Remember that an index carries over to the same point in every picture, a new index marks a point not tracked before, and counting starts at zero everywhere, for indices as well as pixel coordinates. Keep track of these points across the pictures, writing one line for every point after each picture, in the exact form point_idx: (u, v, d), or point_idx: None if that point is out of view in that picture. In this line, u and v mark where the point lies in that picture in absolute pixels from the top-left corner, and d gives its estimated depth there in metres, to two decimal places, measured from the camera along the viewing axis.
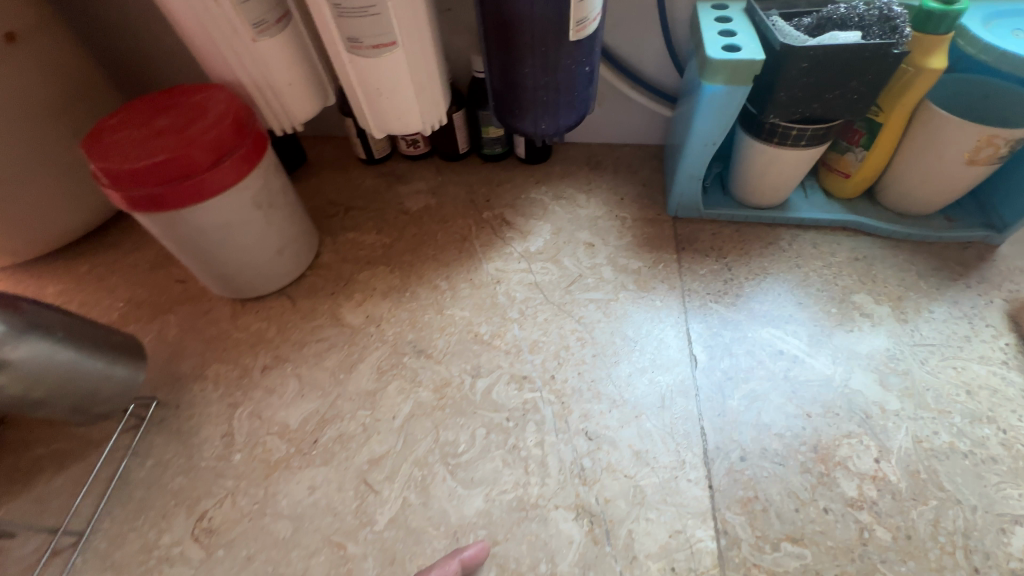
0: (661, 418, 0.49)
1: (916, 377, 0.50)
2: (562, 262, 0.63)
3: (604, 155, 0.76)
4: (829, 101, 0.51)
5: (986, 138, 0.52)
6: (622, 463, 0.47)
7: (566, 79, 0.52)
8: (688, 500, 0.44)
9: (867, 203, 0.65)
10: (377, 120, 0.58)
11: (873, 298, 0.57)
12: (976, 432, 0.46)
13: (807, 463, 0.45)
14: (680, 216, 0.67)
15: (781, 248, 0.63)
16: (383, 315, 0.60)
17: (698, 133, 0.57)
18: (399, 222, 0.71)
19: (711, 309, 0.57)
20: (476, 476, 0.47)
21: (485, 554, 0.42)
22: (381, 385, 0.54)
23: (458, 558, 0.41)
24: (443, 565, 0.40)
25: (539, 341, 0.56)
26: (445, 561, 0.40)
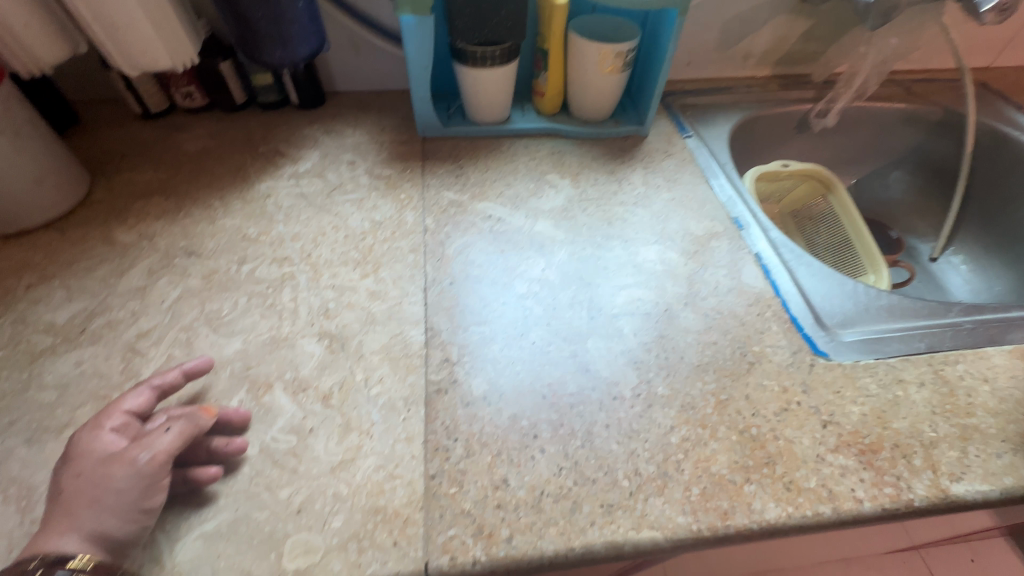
0: (395, 267, 0.63)
1: (578, 219, 0.71)
2: (327, 177, 0.75)
3: (371, 99, 0.90)
4: (493, 27, 0.70)
5: (604, 53, 0.74)
6: (360, 300, 0.60)
7: (285, 13, 0.64)
8: (408, 313, 0.59)
9: (564, 116, 0.86)
10: (124, 57, 0.65)
11: (559, 175, 0.77)
12: (608, 244, 0.67)
13: (496, 277, 0.63)
14: (428, 136, 0.82)
15: (502, 151, 0.81)
16: (155, 232, 0.67)
17: (412, 60, 0.73)
18: (176, 161, 0.77)
19: (443, 195, 0.73)
20: (236, 328, 0.57)
21: (209, 363, 0.50)
22: (151, 281, 0.61)
23: (180, 369, 0.49)
24: (162, 375, 0.48)
25: (300, 232, 0.67)
26: (165, 372, 0.48)
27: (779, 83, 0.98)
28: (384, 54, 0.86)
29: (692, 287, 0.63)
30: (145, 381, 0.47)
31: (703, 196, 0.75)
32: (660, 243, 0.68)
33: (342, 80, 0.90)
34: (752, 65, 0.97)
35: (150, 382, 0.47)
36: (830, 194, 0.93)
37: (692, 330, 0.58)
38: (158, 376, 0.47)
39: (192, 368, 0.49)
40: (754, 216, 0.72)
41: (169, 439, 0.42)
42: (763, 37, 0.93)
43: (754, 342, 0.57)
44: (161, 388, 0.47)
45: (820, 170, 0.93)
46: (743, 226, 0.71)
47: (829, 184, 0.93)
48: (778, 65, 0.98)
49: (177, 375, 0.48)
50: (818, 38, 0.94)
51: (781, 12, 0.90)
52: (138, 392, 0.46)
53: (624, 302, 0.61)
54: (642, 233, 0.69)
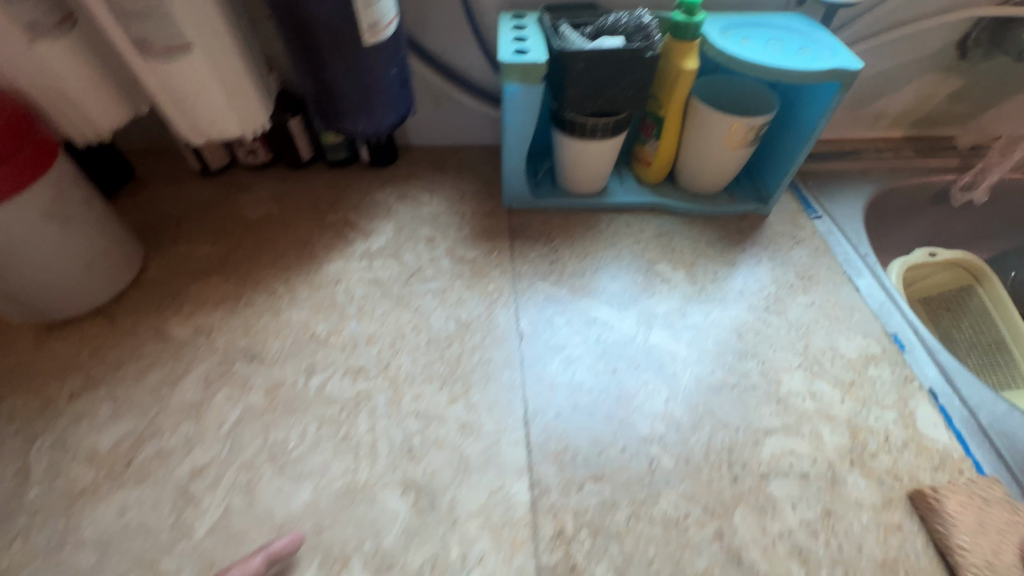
0: (488, 390, 0.53)
1: (701, 328, 0.59)
2: (403, 258, 0.66)
3: (447, 156, 0.80)
4: (611, 98, 0.59)
5: (736, 126, 0.63)
6: (449, 437, 0.50)
7: (375, 82, 0.54)
8: (508, 460, 0.48)
9: (669, 186, 0.75)
10: (190, 126, 0.57)
11: (671, 266, 0.66)
12: (741, 366, 0.56)
13: (611, 411, 0.52)
14: (515, 207, 0.72)
15: (600, 230, 0.70)
16: (213, 325, 0.58)
17: (510, 130, 0.62)
18: (236, 231, 0.69)
19: (538, 288, 0.63)
20: (305, 470, 0.47)
21: (294, 545, 0.42)
22: (209, 394, 0.52)
23: (262, 554, 0.41)
24: (242, 567, 0.40)
25: (376, 334, 0.58)
26: (246, 561, 0.41)
27: (917, 148, 0.84)
28: (466, 108, 0.76)
29: (857, 437, 0.50)
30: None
31: (850, 301, 0.62)
32: (806, 369, 0.55)
33: (417, 134, 0.80)
34: (885, 126, 0.84)
35: None
36: (981, 285, 0.80)
37: (867, 505, 0.46)
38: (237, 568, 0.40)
39: (276, 552, 0.41)
40: (918, 332, 0.59)
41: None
42: (905, 96, 0.80)
43: None
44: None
45: (971, 257, 0.82)
46: (906, 347, 0.58)
47: (980, 274, 0.81)
48: (917, 126, 0.84)
49: (258, 566, 0.40)
50: (970, 99, 0.80)
51: (933, 70, 0.76)
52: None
53: (774, 456, 0.49)
54: (782, 352, 0.57)
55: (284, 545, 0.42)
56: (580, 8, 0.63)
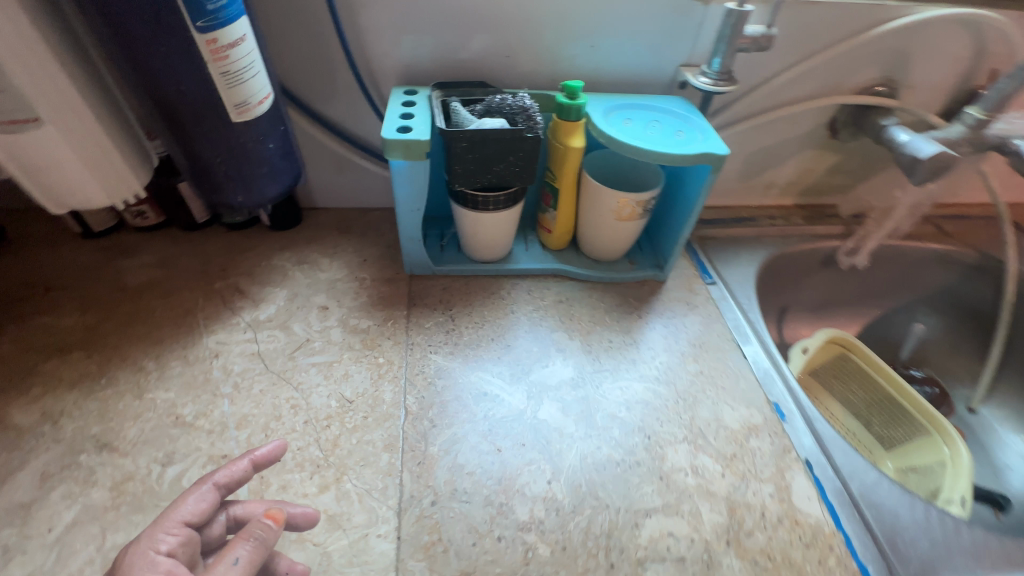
0: (363, 475, 0.50)
1: (591, 400, 0.59)
2: (291, 328, 0.63)
3: (354, 219, 0.80)
4: (497, 173, 0.60)
5: (623, 201, 0.65)
6: (313, 532, 0.46)
7: (251, 155, 0.53)
8: (374, 556, 0.45)
9: (572, 252, 0.77)
10: (47, 196, 0.53)
11: (568, 334, 0.66)
12: (627, 441, 0.56)
13: (490, 496, 0.50)
14: (416, 274, 0.71)
15: (501, 297, 0.70)
16: (65, 409, 0.53)
17: (402, 201, 0.62)
18: (111, 299, 0.64)
19: (430, 361, 0.61)
20: None
21: (279, 450, 0.45)
22: (42, 492, 0.47)
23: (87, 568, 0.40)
24: (229, 467, 0.42)
25: (249, 415, 0.54)
26: (232, 464, 0.43)
27: (804, 214, 0.91)
28: (371, 173, 0.77)
29: (734, 515, 0.50)
30: (209, 476, 0.42)
31: (736, 369, 0.64)
32: (690, 442, 0.56)
33: (323, 197, 0.79)
34: (775, 194, 0.90)
35: (214, 480, 0.42)
36: (851, 352, 0.86)
37: None
38: (223, 471, 0.42)
39: None
40: (797, 400, 0.61)
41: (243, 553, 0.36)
42: (788, 169, 0.86)
43: None
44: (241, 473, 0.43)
45: (835, 331, 0.87)
46: (786, 416, 0.60)
47: (848, 343, 0.86)
48: (802, 196, 0.91)
49: (247, 468, 0.43)
50: (845, 172, 0.87)
51: (809, 146, 0.83)
52: (201, 493, 0.41)
53: (652, 538, 0.48)
54: (668, 425, 0.58)
55: (268, 452, 0.45)
56: (471, 86, 0.65)
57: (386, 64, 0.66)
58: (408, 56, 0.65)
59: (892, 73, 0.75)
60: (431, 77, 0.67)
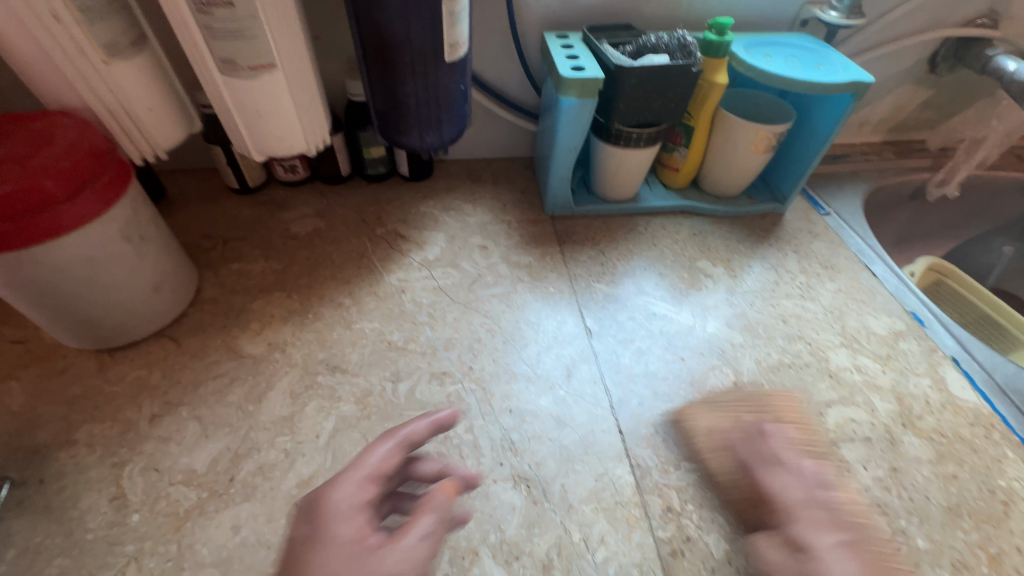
0: (571, 384, 0.56)
1: (749, 316, 0.65)
2: (461, 265, 0.68)
3: (481, 169, 0.83)
4: (656, 109, 0.64)
5: (761, 133, 0.70)
6: (546, 429, 0.52)
7: (445, 96, 0.57)
8: (605, 446, 0.51)
9: (694, 190, 0.81)
10: (256, 143, 0.57)
11: (711, 262, 0.71)
12: (792, 348, 0.61)
13: (688, 395, 0.56)
14: (556, 215, 0.76)
15: (640, 232, 0.75)
16: (287, 340, 0.58)
17: (561, 141, 0.66)
18: (288, 247, 0.69)
19: (596, 289, 0.66)
20: (414, 472, 0.48)
21: (454, 418, 0.42)
22: (298, 407, 0.52)
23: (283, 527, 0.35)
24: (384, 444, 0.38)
25: (452, 339, 0.59)
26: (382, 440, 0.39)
27: (894, 150, 0.95)
28: (501, 122, 0.80)
29: (903, 403, 0.57)
30: (395, 432, 0.40)
31: (870, 285, 0.70)
32: (848, 346, 0.62)
33: (452, 148, 0.83)
34: (867, 131, 0.94)
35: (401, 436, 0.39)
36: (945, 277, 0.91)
37: (925, 459, 0.52)
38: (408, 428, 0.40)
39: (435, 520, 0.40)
40: (932, 310, 0.67)
41: (422, 528, 0.34)
42: (883, 105, 0.90)
43: (997, 475, 0.51)
44: (413, 439, 0.40)
45: (931, 259, 0.91)
46: (925, 323, 0.65)
47: (943, 270, 0.91)
48: (893, 132, 0.95)
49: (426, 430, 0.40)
50: (936, 107, 0.92)
51: (907, 82, 0.88)
52: (390, 449, 0.38)
53: (837, 423, 0.54)
54: (823, 333, 0.63)
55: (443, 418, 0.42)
56: (617, 29, 0.69)
57: (533, 11, 0.69)
58: (554, 2, 0.68)
59: (996, 4, 0.79)
60: (573, 22, 0.70)
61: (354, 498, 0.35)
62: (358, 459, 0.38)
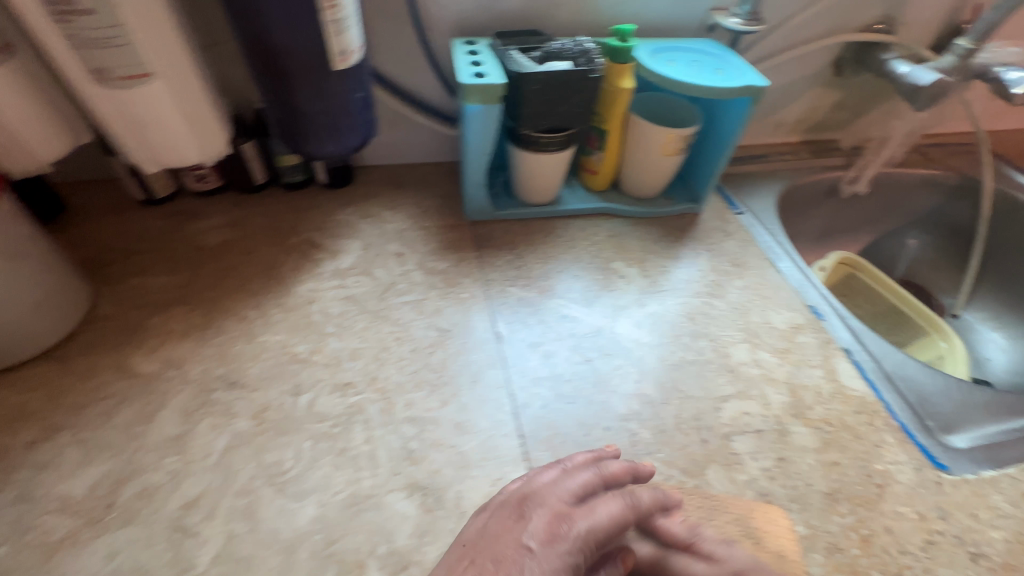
0: (476, 389, 0.56)
1: (659, 315, 0.66)
2: (374, 273, 0.67)
3: (404, 174, 0.83)
4: (562, 114, 0.65)
5: (669, 136, 0.71)
6: (446, 437, 0.52)
7: (342, 105, 0.57)
8: (504, 451, 0.51)
9: (614, 192, 0.83)
10: (146, 154, 0.55)
11: (626, 263, 0.73)
12: (696, 345, 0.63)
13: (591, 396, 0.57)
14: (476, 219, 0.76)
15: (559, 235, 0.76)
16: (184, 356, 0.56)
17: (471, 147, 0.66)
18: (194, 259, 0.67)
19: (510, 293, 0.67)
20: (306, 486, 0.48)
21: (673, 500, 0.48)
22: (190, 426, 0.51)
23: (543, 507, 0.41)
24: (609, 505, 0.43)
25: (358, 349, 0.59)
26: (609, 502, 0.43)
27: (810, 149, 0.99)
28: (420, 128, 0.80)
29: (795, 394, 0.59)
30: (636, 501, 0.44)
31: (775, 282, 0.73)
32: (749, 341, 0.64)
33: (372, 154, 0.82)
34: (784, 132, 0.98)
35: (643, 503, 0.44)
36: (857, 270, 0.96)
37: (810, 449, 0.54)
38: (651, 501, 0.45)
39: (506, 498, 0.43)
40: (831, 304, 0.70)
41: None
42: (797, 106, 0.94)
43: (875, 460, 0.54)
44: (636, 505, 0.44)
45: (843, 253, 0.96)
46: (823, 316, 0.69)
47: (853, 263, 0.96)
48: (809, 132, 0.99)
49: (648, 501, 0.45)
50: (847, 108, 0.96)
51: (816, 84, 0.91)
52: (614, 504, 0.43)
53: (732, 417, 0.56)
54: (727, 329, 0.66)
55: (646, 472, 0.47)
56: (525, 35, 0.69)
57: (441, 17, 0.69)
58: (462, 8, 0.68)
59: (891, 11, 0.83)
60: (482, 28, 0.71)
61: (556, 561, 0.38)
62: (584, 506, 0.42)
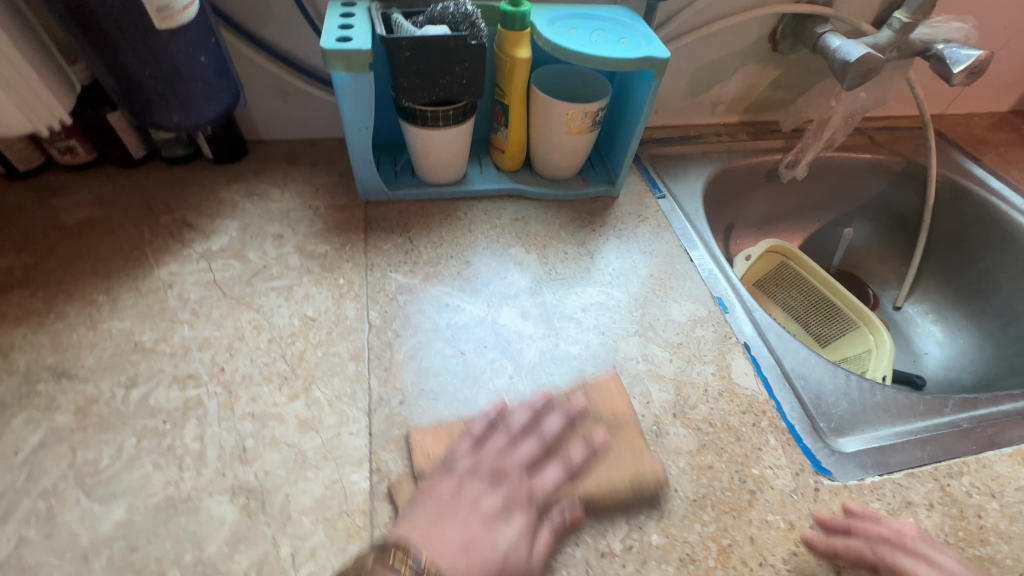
0: (331, 383, 0.52)
1: (549, 306, 0.62)
2: (247, 256, 0.63)
3: (302, 149, 0.77)
4: (445, 86, 0.60)
5: (572, 112, 0.66)
6: (286, 435, 0.48)
7: (183, 69, 0.52)
8: (348, 451, 0.48)
9: (527, 172, 0.77)
10: None
11: (525, 249, 0.68)
12: (584, 338, 0.59)
13: (456, 392, 0.53)
14: (371, 199, 0.71)
15: (459, 217, 0.71)
16: (15, 344, 0.52)
17: (349, 120, 0.61)
18: (50, 238, 0.62)
19: (391, 279, 0.62)
20: (118, 488, 0.44)
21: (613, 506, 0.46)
22: (2, 421, 0.47)
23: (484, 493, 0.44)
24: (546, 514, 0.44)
25: (210, 338, 0.54)
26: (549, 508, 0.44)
27: (749, 131, 0.94)
28: (316, 99, 0.74)
29: (680, 392, 0.55)
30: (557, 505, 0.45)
31: (683, 270, 0.68)
32: (641, 335, 0.60)
33: (268, 127, 0.77)
34: (721, 111, 0.93)
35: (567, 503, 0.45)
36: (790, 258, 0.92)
37: (685, 451, 0.51)
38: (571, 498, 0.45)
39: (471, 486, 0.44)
40: (738, 295, 0.66)
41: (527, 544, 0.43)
42: (733, 84, 0.89)
43: (753, 463, 0.51)
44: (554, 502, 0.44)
45: (774, 241, 0.92)
46: (728, 308, 0.65)
47: (786, 252, 0.92)
48: (748, 112, 0.94)
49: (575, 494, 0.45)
50: (788, 86, 0.90)
51: (752, 61, 0.86)
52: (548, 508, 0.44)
53: None
54: (620, 321, 0.61)
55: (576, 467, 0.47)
56: None
57: None
58: None
59: None
60: None
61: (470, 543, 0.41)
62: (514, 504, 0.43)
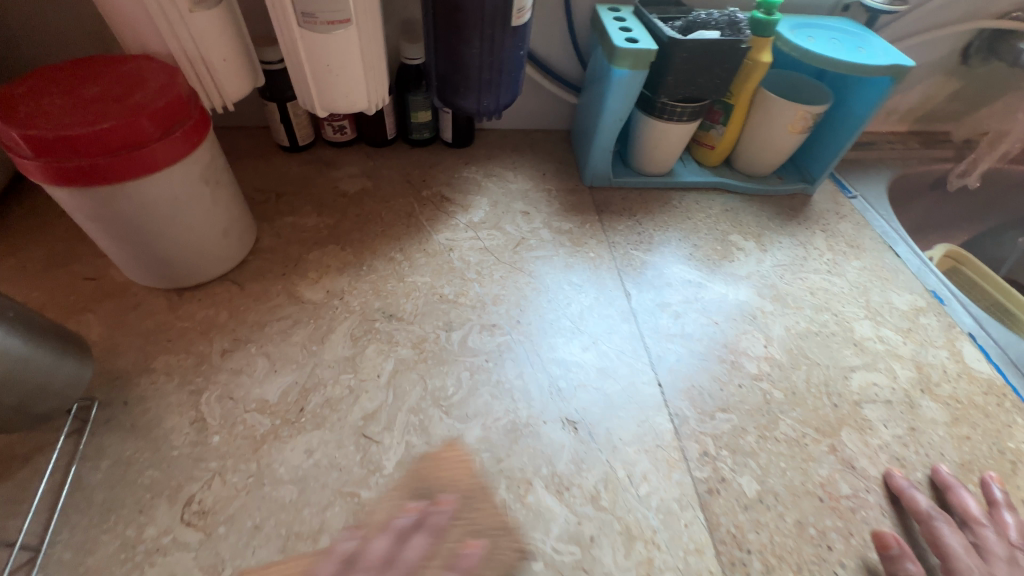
0: (613, 340, 0.59)
1: (779, 287, 0.68)
2: (504, 228, 0.71)
3: (521, 138, 0.86)
4: (703, 84, 0.67)
5: (801, 113, 0.72)
6: (590, 379, 0.56)
7: (508, 61, 0.60)
8: (647, 397, 0.55)
9: (726, 168, 0.84)
10: (323, 97, 0.60)
11: (743, 237, 0.74)
12: (819, 318, 0.65)
13: (722, 355, 0.59)
14: (594, 185, 0.79)
15: (675, 205, 0.78)
16: (344, 288, 0.61)
17: (609, 112, 0.69)
18: (337, 204, 0.72)
19: (633, 257, 0.69)
20: (469, 411, 0.52)
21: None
22: (358, 349, 0.56)
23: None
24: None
25: (499, 295, 0.63)
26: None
27: (920, 140, 0.98)
28: (542, 94, 0.83)
29: (922, 370, 0.60)
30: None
31: (893, 265, 0.73)
32: (872, 319, 0.65)
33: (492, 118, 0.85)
34: (895, 120, 0.97)
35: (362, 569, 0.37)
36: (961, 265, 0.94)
37: (941, 422, 0.56)
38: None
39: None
40: (951, 289, 0.70)
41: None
42: (914, 94, 0.92)
43: (1007, 437, 0.55)
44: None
45: (949, 248, 0.95)
46: (945, 301, 0.69)
47: (958, 257, 0.94)
48: (920, 122, 0.97)
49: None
50: (964, 99, 0.94)
51: (939, 73, 0.90)
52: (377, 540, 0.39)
53: (862, 387, 0.58)
54: (849, 305, 0.67)
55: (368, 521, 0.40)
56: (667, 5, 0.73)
57: None
58: None
59: None
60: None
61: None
62: None
